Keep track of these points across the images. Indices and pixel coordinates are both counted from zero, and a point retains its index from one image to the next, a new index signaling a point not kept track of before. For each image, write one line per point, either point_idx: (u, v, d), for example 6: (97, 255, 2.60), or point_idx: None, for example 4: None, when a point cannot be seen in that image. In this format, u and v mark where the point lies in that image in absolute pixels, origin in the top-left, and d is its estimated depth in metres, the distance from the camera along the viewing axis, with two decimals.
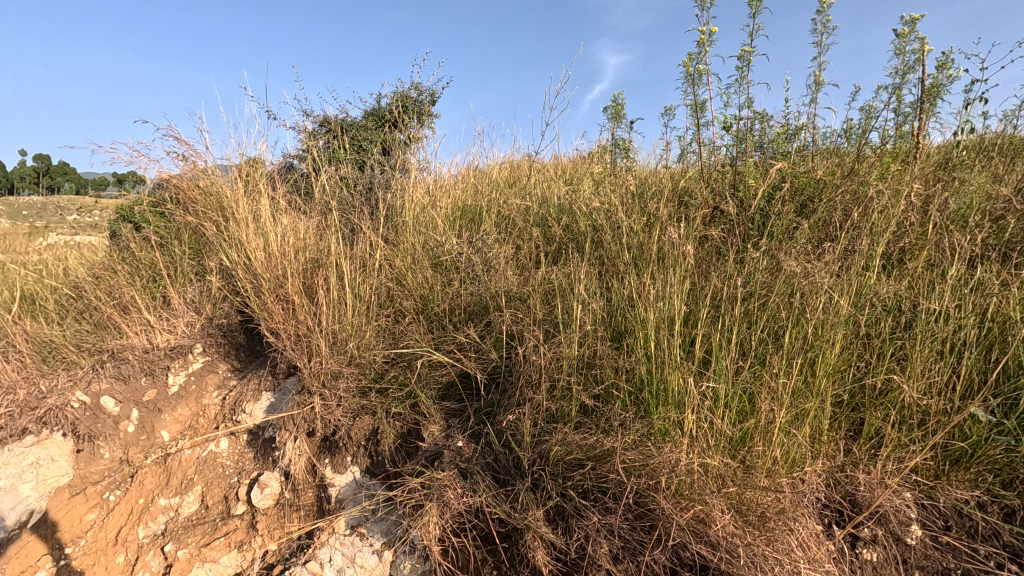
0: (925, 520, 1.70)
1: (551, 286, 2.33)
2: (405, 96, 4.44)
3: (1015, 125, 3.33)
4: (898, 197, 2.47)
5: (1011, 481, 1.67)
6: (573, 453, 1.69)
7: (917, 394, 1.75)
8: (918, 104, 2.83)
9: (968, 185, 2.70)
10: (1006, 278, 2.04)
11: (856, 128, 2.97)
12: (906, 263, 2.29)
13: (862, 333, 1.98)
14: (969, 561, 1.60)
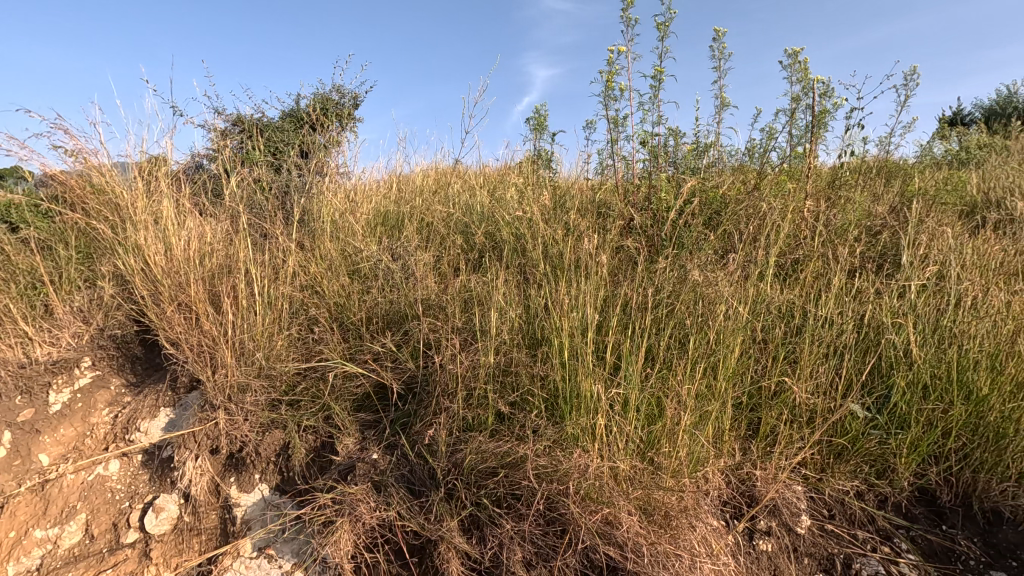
0: (813, 510, 1.83)
1: (470, 295, 2.34)
2: (326, 98, 4.30)
3: (888, 150, 3.74)
4: (790, 213, 2.71)
5: (883, 471, 1.86)
6: (486, 461, 1.70)
7: (806, 395, 1.91)
8: (809, 127, 3.11)
9: (852, 204, 3.00)
10: (880, 287, 2.29)
11: (757, 147, 3.19)
12: (798, 272, 2.49)
13: (759, 338, 2.12)
14: (850, 546, 1.75)
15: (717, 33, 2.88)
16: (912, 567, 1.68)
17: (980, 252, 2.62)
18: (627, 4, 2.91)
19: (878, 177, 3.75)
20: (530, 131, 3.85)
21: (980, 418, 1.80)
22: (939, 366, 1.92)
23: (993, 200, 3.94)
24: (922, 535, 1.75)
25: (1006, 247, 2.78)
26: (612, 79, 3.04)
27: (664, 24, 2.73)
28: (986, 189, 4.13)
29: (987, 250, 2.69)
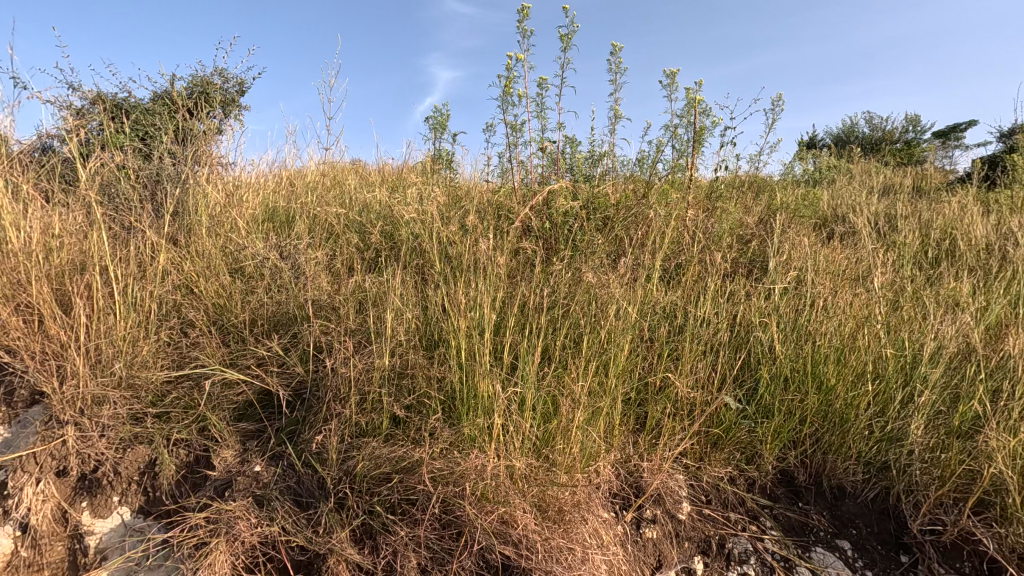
0: (692, 496, 1.97)
1: (365, 296, 2.26)
2: (205, 82, 3.96)
3: (757, 166, 4.14)
4: (673, 222, 2.92)
5: (752, 457, 2.05)
6: (380, 467, 1.64)
7: (687, 389, 2.05)
8: (691, 142, 3.36)
9: (727, 215, 3.29)
10: (749, 290, 2.53)
11: (647, 159, 3.40)
12: (680, 276, 2.69)
13: (645, 336, 2.25)
14: (724, 528, 1.90)
15: (614, 47, 3.04)
16: (774, 542, 1.87)
17: (829, 261, 2.99)
18: (525, 14, 3.01)
19: (748, 193, 4.16)
20: (430, 131, 3.81)
21: (828, 406, 2.06)
22: (797, 361, 2.17)
23: (839, 215, 4.52)
24: (782, 513, 1.95)
25: (849, 256, 3.19)
26: (511, 84, 3.10)
27: (568, 37, 2.83)
28: (834, 206, 4.72)
29: (834, 258, 3.08)
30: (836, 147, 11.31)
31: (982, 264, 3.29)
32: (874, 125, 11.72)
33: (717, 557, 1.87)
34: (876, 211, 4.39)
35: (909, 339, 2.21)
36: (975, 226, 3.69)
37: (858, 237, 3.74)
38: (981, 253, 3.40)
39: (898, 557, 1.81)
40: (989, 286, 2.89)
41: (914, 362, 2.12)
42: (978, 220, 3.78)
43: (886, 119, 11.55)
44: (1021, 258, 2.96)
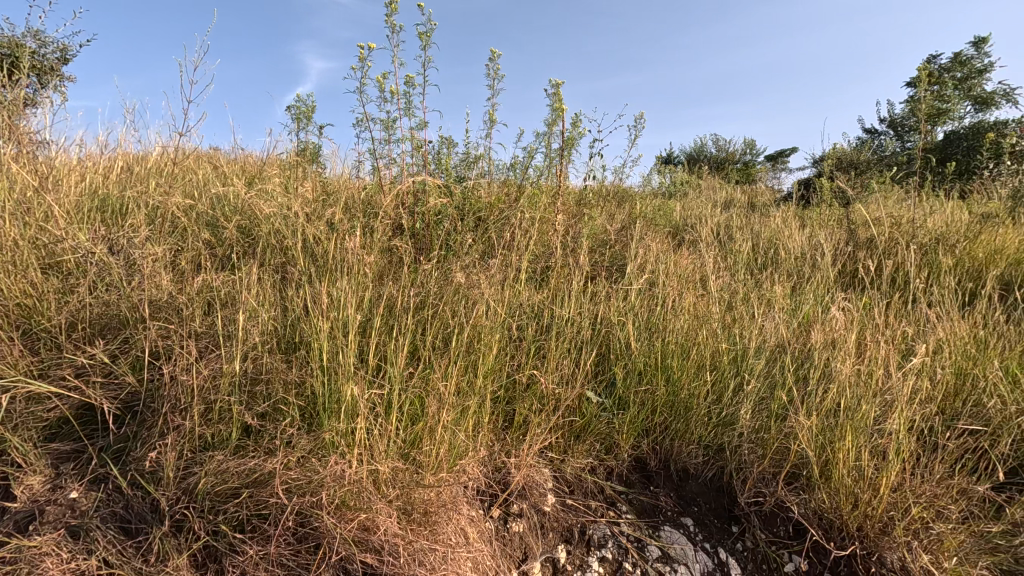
0: (556, 488, 2.06)
1: (215, 296, 2.06)
2: (13, 44, 3.35)
3: (621, 177, 4.46)
4: (542, 233, 3.10)
5: (610, 446, 2.21)
6: (227, 482, 1.50)
7: (552, 385, 2.14)
8: (561, 151, 3.52)
9: (592, 222, 3.51)
10: (608, 293, 2.72)
11: (519, 164, 3.51)
12: (548, 277, 2.81)
13: (514, 336, 2.32)
14: (585, 515, 2.00)
15: (496, 55, 3.12)
16: (629, 525, 2.00)
17: (678, 266, 3.31)
18: (392, 8, 2.95)
19: (612, 202, 4.47)
20: (294, 121, 3.58)
21: (675, 396, 2.28)
22: (649, 356, 2.37)
23: (688, 225, 5.03)
24: (636, 497, 2.10)
25: (695, 261, 3.56)
26: (381, 79, 3.03)
27: (423, 35, 2.81)
28: (685, 217, 5.24)
29: (682, 264, 3.41)
30: (690, 164, 12.56)
31: (797, 270, 3.85)
32: (720, 146, 13.20)
33: (579, 543, 1.93)
34: (718, 223, 4.94)
35: (739, 335, 2.52)
36: (792, 238, 4.31)
37: (702, 246, 4.19)
38: (797, 261, 3.98)
39: (729, 528, 2.03)
40: (801, 289, 3.40)
41: (743, 354, 2.42)
42: (795, 233, 4.42)
43: (729, 141, 13.08)
44: (824, 266, 3.52)
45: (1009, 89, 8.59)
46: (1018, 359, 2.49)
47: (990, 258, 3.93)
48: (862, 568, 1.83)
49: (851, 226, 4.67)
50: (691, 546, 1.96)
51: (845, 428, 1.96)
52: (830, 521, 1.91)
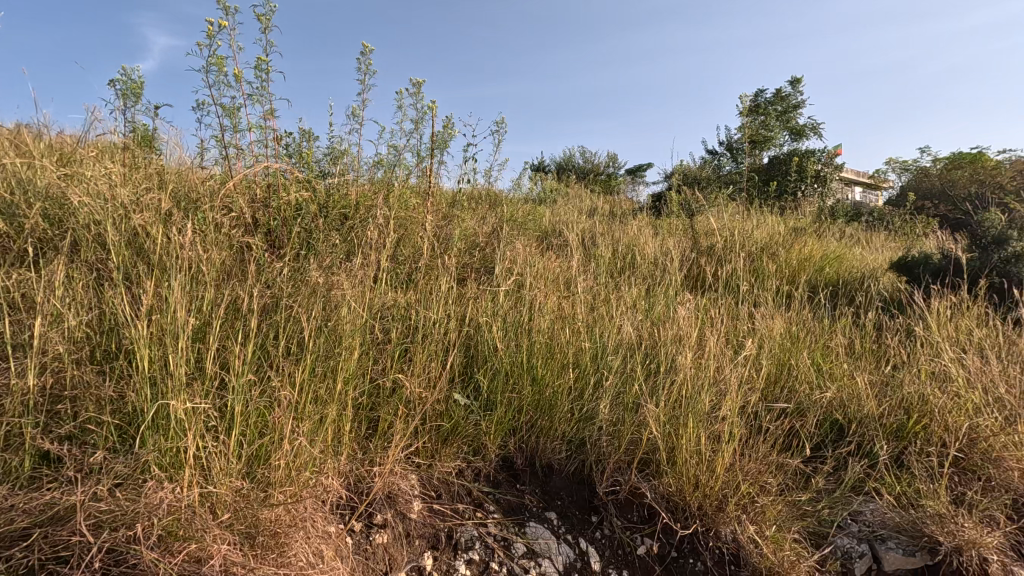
0: (423, 494, 2.00)
1: (7, 297, 1.71)
2: None
3: (490, 181, 4.52)
4: (411, 236, 3.05)
5: (477, 448, 2.20)
6: (11, 522, 1.23)
7: (418, 389, 2.08)
8: (430, 152, 3.48)
9: (461, 224, 3.52)
10: (476, 295, 2.73)
11: (387, 162, 3.41)
12: (416, 279, 2.74)
13: (379, 339, 2.23)
14: (451, 519, 1.96)
15: (362, 49, 3.00)
16: (496, 524, 2.00)
17: (545, 269, 3.43)
18: None
19: (482, 205, 4.52)
20: (117, 97, 3.11)
21: (540, 395, 2.34)
22: (515, 356, 2.41)
23: (556, 230, 5.25)
24: (503, 496, 2.11)
25: (561, 265, 3.71)
26: (228, 62, 2.75)
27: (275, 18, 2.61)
28: (553, 222, 5.47)
29: (548, 267, 3.54)
30: (559, 173, 13.17)
31: (650, 273, 4.19)
32: (586, 158, 14.01)
33: (445, 548, 1.89)
34: (582, 229, 5.22)
35: (598, 334, 2.66)
36: (647, 244, 4.68)
37: (568, 250, 4.39)
38: (650, 265, 4.33)
39: (590, 518, 2.12)
40: (654, 291, 3.69)
41: (602, 352, 2.56)
42: (649, 240, 4.81)
43: (594, 154, 13.94)
44: (672, 271, 3.87)
45: (815, 123, 10.17)
46: (821, 350, 2.93)
47: (801, 265, 4.60)
48: (701, 543, 2.02)
49: (696, 234, 5.19)
50: (554, 539, 2.00)
51: (687, 417, 2.15)
52: (675, 503, 2.08)
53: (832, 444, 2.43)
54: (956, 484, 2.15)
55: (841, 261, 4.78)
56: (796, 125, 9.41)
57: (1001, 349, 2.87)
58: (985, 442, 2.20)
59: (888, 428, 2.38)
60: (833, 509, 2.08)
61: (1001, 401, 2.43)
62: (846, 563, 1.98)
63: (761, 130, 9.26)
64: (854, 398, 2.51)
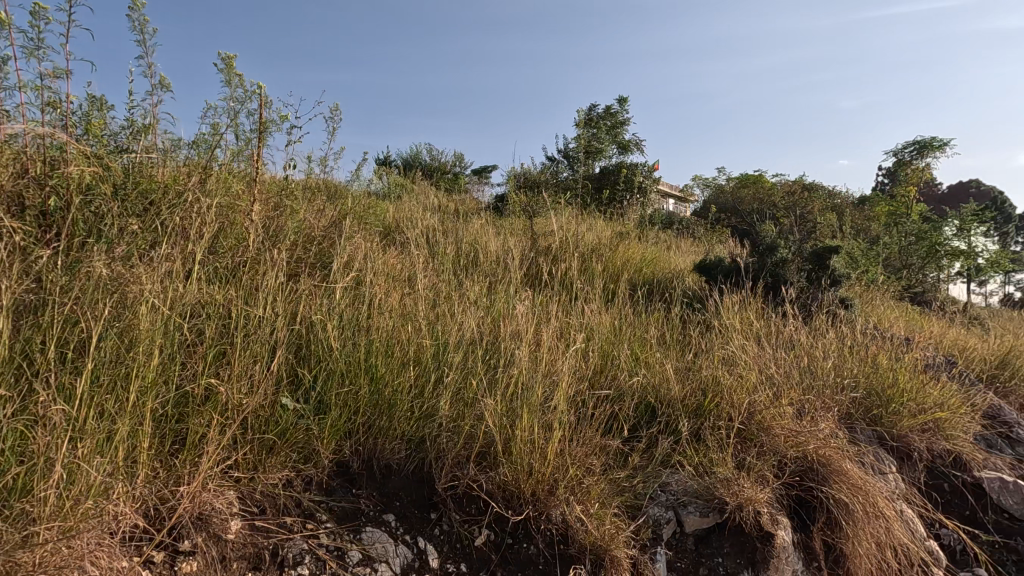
0: (244, 510, 1.81)
1: None
2: None
3: (326, 171, 4.27)
4: (230, 232, 2.75)
5: (309, 455, 2.05)
6: None
7: (238, 395, 1.87)
8: (255, 134, 3.18)
9: (294, 215, 3.28)
10: (309, 291, 2.55)
11: (203, 142, 3.03)
12: (239, 275, 2.48)
13: (188, 341, 1.97)
14: (277, 534, 1.80)
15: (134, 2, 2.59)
16: (329, 534, 1.88)
17: (386, 265, 3.33)
18: None
19: (319, 195, 4.24)
20: None
21: (378, 394, 2.26)
22: (352, 356, 2.30)
23: (400, 225, 5.15)
24: (337, 504, 2.00)
25: (403, 260, 3.64)
26: None
27: None
28: (397, 217, 5.35)
29: (389, 263, 3.44)
30: (404, 169, 12.93)
31: (493, 270, 4.31)
32: (432, 156, 13.95)
33: (270, 567, 1.72)
34: (427, 226, 5.19)
35: (438, 330, 2.66)
36: (489, 243, 4.80)
37: (411, 247, 4.33)
38: (493, 262, 4.46)
39: (428, 516, 2.09)
40: (495, 288, 3.80)
41: (443, 349, 2.56)
42: (491, 238, 4.95)
43: (440, 152, 13.94)
44: (512, 268, 4.02)
45: (638, 139, 11.34)
46: (639, 341, 3.27)
47: (624, 266, 5.09)
48: (534, 527, 2.11)
49: (535, 235, 5.46)
50: (392, 541, 1.95)
51: (522, 408, 2.25)
52: (511, 492, 2.16)
53: (647, 425, 2.72)
54: (739, 451, 2.54)
55: (656, 263, 5.39)
56: (622, 140, 10.39)
57: (772, 338, 3.47)
58: (760, 414, 2.63)
59: (690, 408, 2.74)
60: (646, 482, 2.33)
61: (772, 380, 2.94)
62: (656, 530, 2.22)
63: (593, 141, 10.06)
64: (664, 383, 2.84)
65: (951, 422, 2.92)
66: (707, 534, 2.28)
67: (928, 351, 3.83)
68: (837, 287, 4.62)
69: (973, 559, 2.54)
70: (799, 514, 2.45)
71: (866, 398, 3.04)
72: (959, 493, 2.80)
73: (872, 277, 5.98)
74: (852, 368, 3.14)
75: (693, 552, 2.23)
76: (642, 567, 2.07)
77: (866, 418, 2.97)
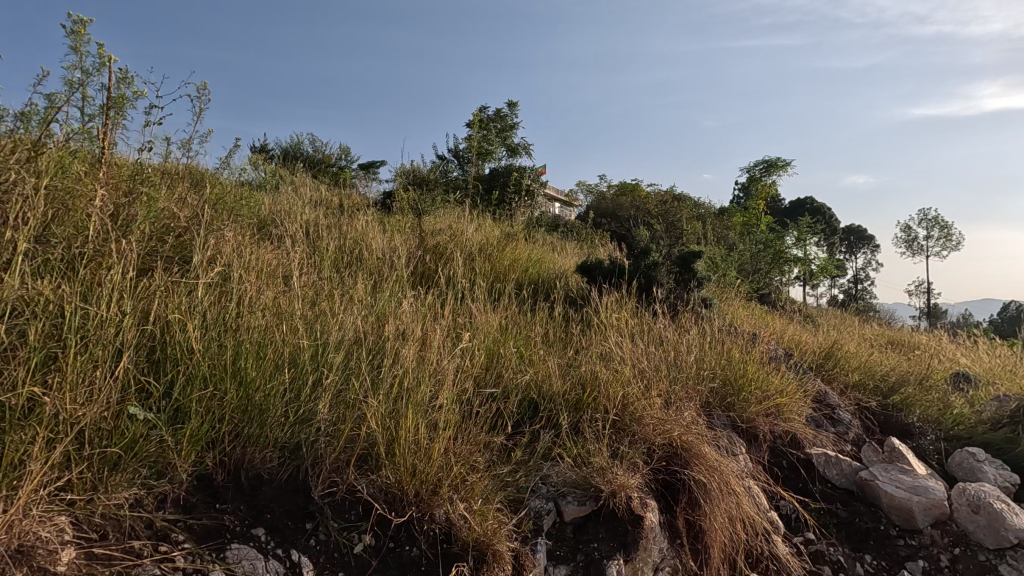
0: (79, 538, 1.58)
1: None
2: None
3: (190, 156, 3.88)
4: (67, 219, 2.40)
5: (163, 470, 1.84)
6: None
7: (74, 405, 1.63)
8: (103, 109, 2.80)
9: (149, 203, 2.93)
10: (165, 289, 2.30)
11: (35, 112, 2.60)
12: (77, 269, 2.17)
13: (7, 345, 1.68)
14: (122, 562, 1.60)
15: None
16: (187, 556, 1.70)
17: (259, 261, 3.10)
18: None
19: (181, 182, 3.84)
20: None
21: (247, 400, 2.09)
22: (217, 359, 2.10)
23: (276, 219, 4.81)
24: (196, 521, 1.82)
25: (279, 256, 3.41)
26: None
27: None
28: (273, 209, 4.99)
29: (263, 259, 3.20)
30: (283, 158, 12.12)
31: (378, 268, 4.17)
32: (315, 147, 13.23)
33: None
34: (307, 220, 4.91)
35: (318, 330, 2.52)
36: (375, 239, 4.65)
37: (288, 242, 4.07)
38: (378, 259, 4.32)
39: (303, 527, 1.97)
40: (380, 286, 3.68)
41: (322, 349, 2.43)
42: (377, 235, 4.79)
43: (324, 144, 13.26)
44: (399, 266, 3.93)
45: (526, 143, 11.64)
46: (523, 339, 3.35)
47: (512, 266, 5.20)
48: (416, 529, 2.08)
49: (423, 233, 5.39)
50: (262, 557, 1.81)
51: (406, 409, 2.20)
52: (393, 494, 2.10)
53: (530, 421, 2.80)
54: (614, 441, 2.70)
55: (542, 263, 5.56)
56: (511, 143, 10.59)
57: (644, 335, 3.74)
58: (632, 406, 2.82)
59: (570, 402, 2.87)
60: (528, 476, 2.40)
61: (643, 373, 3.16)
62: (537, 521, 2.28)
63: (483, 142, 10.16)
64: (546, 379, 2.94)
65: (788, 406, 3.35)
66: (584, 522, 2.39)
67: (772, 345, 4.35)
68: (700, 288, 5.09)
69: (804, 524, 2.89)
70: (665, 497, 2.66)
71: (722, 388, 3.38)
72: (794, 467, 3.21)
73: (728, 280, 6.69)
74: (711, 362, 3.47)
75: (571, 540, 2.31)
76: (523, 559, 2.11)
77: (722, 406, 3.30)
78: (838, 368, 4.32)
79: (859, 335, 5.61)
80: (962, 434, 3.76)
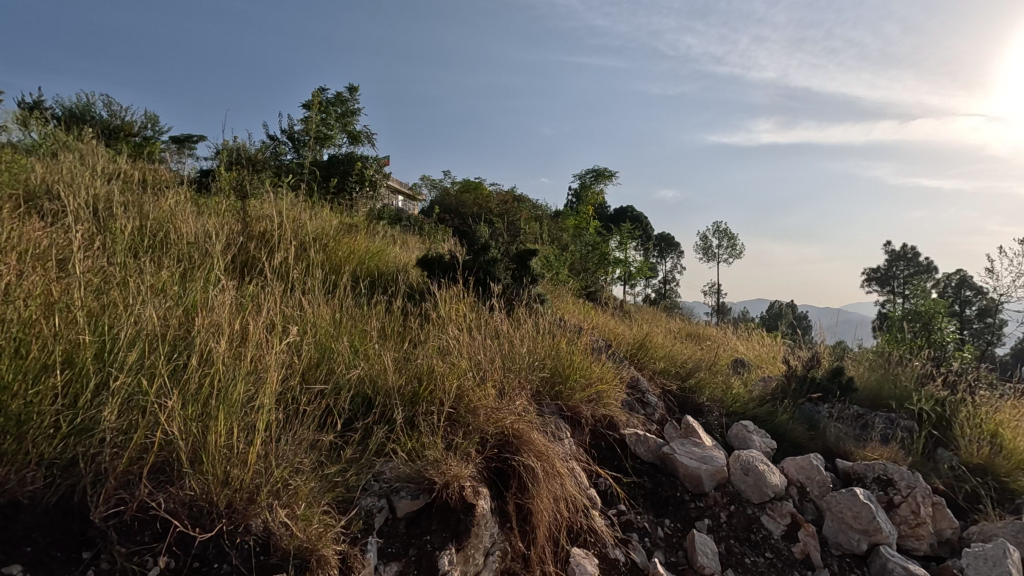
0: None
1: None
2: None
3: None
4: None
5: None
6: None
7: None
8: None
9: None
10: None
11: None
12: None
13: None
14: None
15: None
16: None
17: (25, 241, 2.55)
18: None
19: None
20: None
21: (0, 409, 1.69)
22: None
23: (50, 191, 3.98)
24: None
25: (53, 234, 2.83)
26: None
27: None
28: (45, 179, 4.12)
29: (30, 239, 2.62)
30: (66, 120, 10.09)
31: (188, 254, 3.67)
32: (111, 112, 11.25)
33: None
34: (94, 195, 4.15)
35: (107, 324, 2.15)
36: (186, 221, 4.09)
37: (68, 219, 3.40)
38: (188, 242, 3.81)
39: (78, 556, 1.65)
40: (190, 275, 3.25)
41: (110, 346, 2.07)
42: (188, 216, 4.22)
43: (124, 109, 11.35)
44: (214, 252, 3.51)
45: (369, 131, 11.22)
46: (358, 333, 3.22)
47: (348, 257, 4.95)
48: (227, 543, 1.85)
49: (246, 218, 4.88)
50: None
51: (218, 410, 1.97)
52: (200, 507, 1.86)
53: (362, 418, 2.71)
54: (448, 433, 2.73)
55: (382, 255, 5.40)
56: (352, 130, 10.10)
57: (481, 328, 3.84)
58: (467, 398, 2.88)
59: (405, 396, 2.83)
60: (358, 474, 2.33)
61: (479, 366, 3.24)
62: (367, 521, 2.21)
63: (321, 126, 9.53)
64: (381, 374, 2.86)
65: (607, 391, 3.69)
66: (417, 516, 2.35)
67: (595, 337, 4.76)
68: (534, 284, 5.37)
69: (617, 497, 3.21)
70: (496, 483, 2.75)
71: (550, 377, 3.61)
72: (611, 447, 3.56)
73: (560, 278, 7.18)
74: (541, 353, 3.69)
75: (403, 535, 2.26)
76: (351, 561, 2.01)
77: (551, 394, 3.55)
78: (648, 357, 4.88)
79: (665, 328, 6.40)
80: (738, 410, 4.48)
